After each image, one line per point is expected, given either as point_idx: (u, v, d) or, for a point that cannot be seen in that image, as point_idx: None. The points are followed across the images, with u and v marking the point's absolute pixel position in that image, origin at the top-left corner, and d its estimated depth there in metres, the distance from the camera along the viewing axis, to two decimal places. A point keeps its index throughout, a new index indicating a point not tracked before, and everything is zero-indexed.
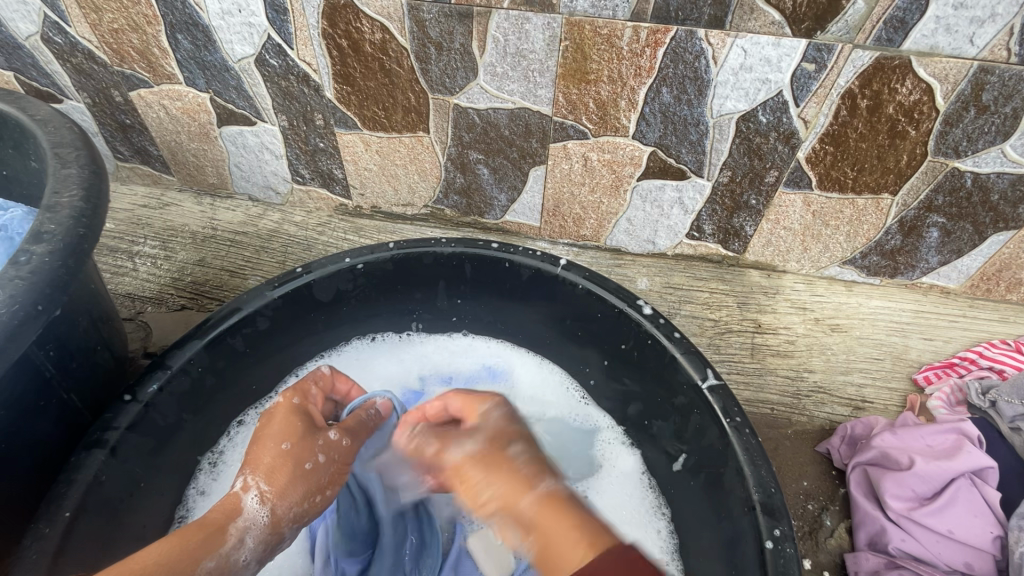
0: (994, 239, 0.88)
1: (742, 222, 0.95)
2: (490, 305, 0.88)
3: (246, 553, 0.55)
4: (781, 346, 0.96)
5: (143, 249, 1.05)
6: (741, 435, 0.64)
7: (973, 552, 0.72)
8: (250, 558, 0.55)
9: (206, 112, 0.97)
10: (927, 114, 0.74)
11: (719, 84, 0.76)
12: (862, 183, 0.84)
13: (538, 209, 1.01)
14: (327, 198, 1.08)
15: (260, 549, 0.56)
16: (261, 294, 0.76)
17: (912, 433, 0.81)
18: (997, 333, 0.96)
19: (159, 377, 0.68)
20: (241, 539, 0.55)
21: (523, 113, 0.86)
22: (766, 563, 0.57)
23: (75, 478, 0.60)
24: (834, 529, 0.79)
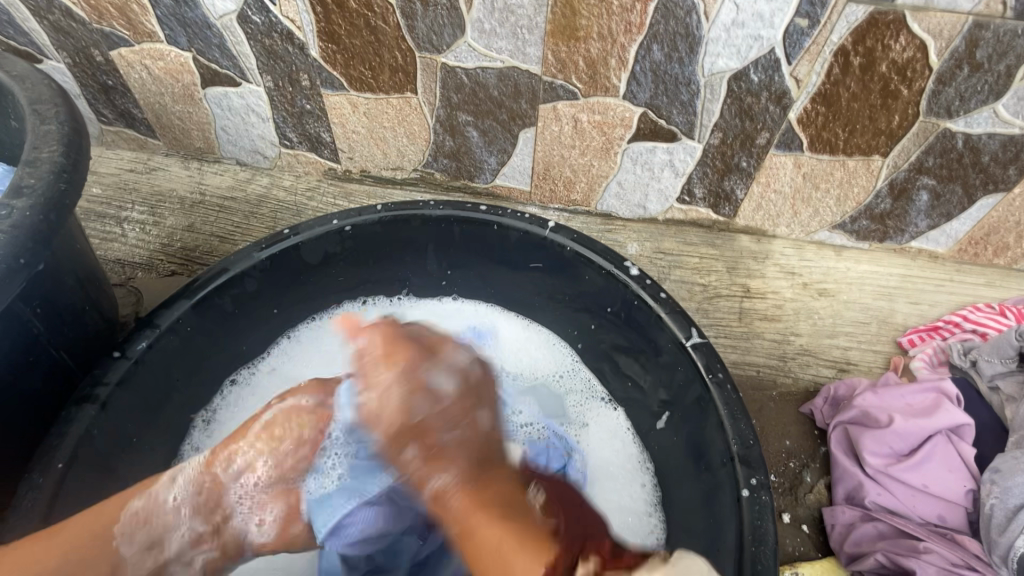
0: (983, 202, 0.88)
1: (733, 186, 0.94)
2: (479, 269, 0.89)
3: (175, 493, 0.63)
4: (768, 310, 0.97)
5: (131, 215, 1.05)
6: (722, 390, 0.66)
7: (947, 505, 0.75)
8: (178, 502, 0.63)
9: (189, 72, 0.95)
10: (920, 72, 0.73)
11: (710, 41, 0.75)
12: (853, 145, 0.84)
13: (529, 173, 1.00)
14: (316, 162, 1.07)
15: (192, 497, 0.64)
16: (248, 256, 0.76)
17: (893, 392, 0.82)
18: (981, 297, 0.97)
19: (148, 335, 0.69)
20: (171, 481, 0.64)
21: (512, 72, 0.84)
22: (743, 511, 0.60)
23: (67, 431, 0.62)
24: (813, 485, 0.82)
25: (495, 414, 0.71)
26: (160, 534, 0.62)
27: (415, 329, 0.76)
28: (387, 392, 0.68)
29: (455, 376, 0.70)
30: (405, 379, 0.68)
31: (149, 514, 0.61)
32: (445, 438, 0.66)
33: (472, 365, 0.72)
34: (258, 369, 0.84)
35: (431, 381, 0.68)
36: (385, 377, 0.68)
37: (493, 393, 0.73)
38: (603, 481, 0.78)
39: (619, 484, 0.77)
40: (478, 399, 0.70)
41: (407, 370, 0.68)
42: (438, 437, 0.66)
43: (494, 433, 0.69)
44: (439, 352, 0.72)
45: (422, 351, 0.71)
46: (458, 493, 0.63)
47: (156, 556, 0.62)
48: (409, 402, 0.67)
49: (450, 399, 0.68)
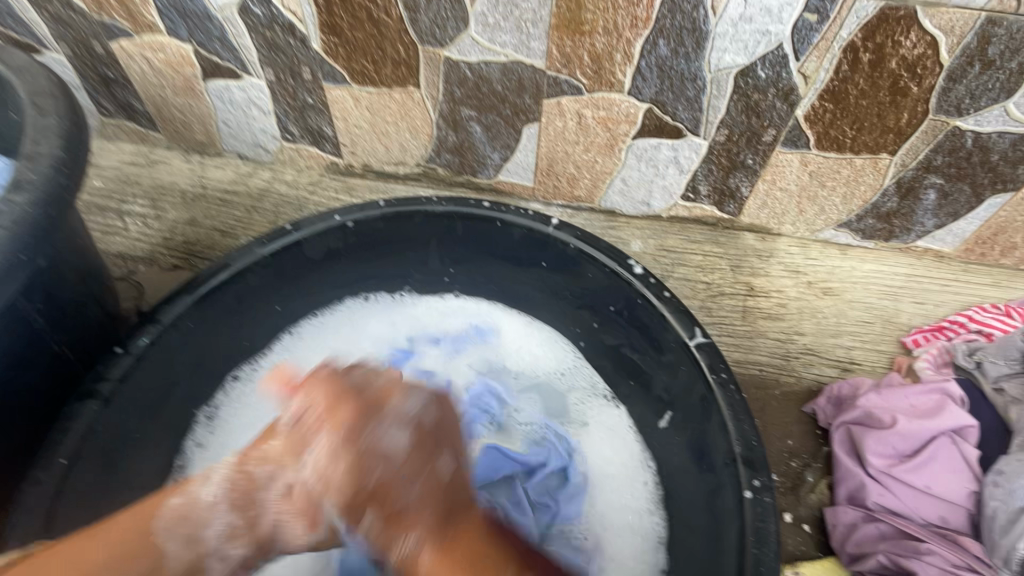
0: (991, 201, 0.87)
1: (738, 183, 0.93)
2: (481, 266, 0.88)
3: (210, 490, 0.58)
4: (772, 309, 0.96)
5: (132, 208, 1.05)
6: (726, 390, 0.65)
7: (949, 507, 0.75)
8: (216, 498, 0.58)
9: (190, 65, 0.94)
10: (930, 69, 0.72)
11: (718, 36, 0.74)
12: (860, 143, 0.83)
13: (532, 168, 0.99)
14: (318, 156, 1.06)
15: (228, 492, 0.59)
16: (250, 251, 0.75)
17: (897, 392, 0.82)
18: (987, 297, 0.96)
19: (150, 331, 0.68)
20: (206, 479, 0.59)
21: (516, 66, 0.83)
22: (746, 512, 0.59)
23: (69, 427, 0.62)
24: (815, 485, 0.82)
25: (458, 455, 0.62)
26: (199, 530, 0.57)
27: (358, 369, 0.63)
28: (331, 459, 0.57)
29: (406, 429, 0.59)
30: (348, 446, 0.57)
31: (188, 510, 0.57)
32: (406, 500, 0.57)
33: (425, 409, 0.61)
34: (259, 365, 0.84)
35: (382, 444, 0.58)
36: (327, 440, 0.57)
37: (454, 425, 0.63)
38: (604, 480, 0.78)
39: (621, 483, 0.77)
40: (438, 444, 0.60)
41: (350, 428, 0.57)
42: (399, 501, 0.57)
43: (460, 478, 0.60)
44: (385, 404, 0.59)
45: (363, 405, 0.58)
46: (429, 556, 0.56)
47: (194, 550, 0.57)
48: (354, 467, 0.56)
49: (404, 456, 0.58)
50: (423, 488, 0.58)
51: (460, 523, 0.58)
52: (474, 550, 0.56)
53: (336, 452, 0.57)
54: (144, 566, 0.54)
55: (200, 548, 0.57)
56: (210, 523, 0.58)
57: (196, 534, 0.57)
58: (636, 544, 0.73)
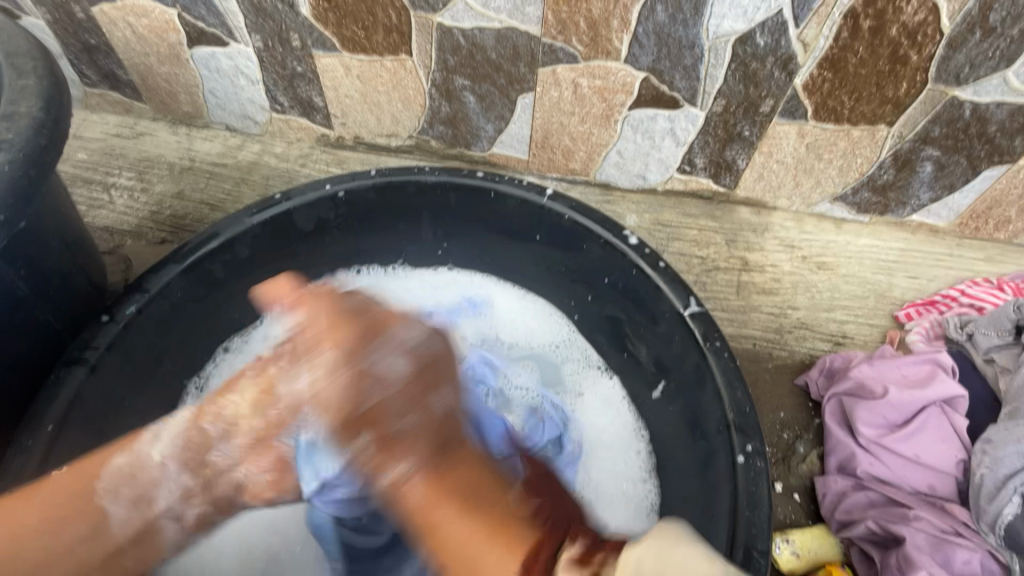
0: (987, 174, 0.87)
1: (734, 155, 0.92)
2: (474, 238, 0.87)
3: (162, 449, 0.58)
4: (766, 283, 0.96)
5: (119, 181, 1.02)
6: (719, 358, 0.66)
7: (937, 475, 0.76)
8: (164, 457, 0.58)
9: (175, 31, 0.91)
10: (930, 37, 0.71)
11: (716, 1, 0.72)
12: (858, 113, 0.82)
13: (526, 141, 0.97)
14: (308, 128, 1.04)
15: (181, 452, 0.58)
16: (239, 221, 0.74)
17: (888, 363, 0.82)
18: (979, 271, 0.96)
19: (138, 300, 0.68)
20: (155, 437, 0.58)
21: (510, 33, 0.81)
22: (738, 477, 0.60)
23: (56, 395, 0.61)
24: (806, 456, 0.83)
25: (455, 395, 0.60)
26: (148, 490, 0.57)
27: (361, 298, 0.64)
28: (331, 375, 0.56)
29: (405, 356, 0.59)
30: (349, 364, 0.57)
31: (134, 470, 0.57)
32: (401, 425, 0.55)
33: (424, 340, 0.61)
34: (250, 337, 0.82)
35: (378, 367, 0.57)
36: (327, 358, 0.57)
37: (448, 365, 0.62)
38: (597, 450, 0.78)
39: (614, 453, 0.78)
40: (437, 378, 0.60)
41: (350, 349, 0.57)
42: (394, 425, 0.55)
43: (454, 415, 0.58)
44: (385, 330, 0.59)
45: (367, 327, 0.59)
46: (419, 485, 0.53)
47: (144, 512, 0.57)
48: (352, 385, 0.56)
49: (404, 381, 0.57)
50: (427, 418, 0.56)
51: (457, 455, 0.55)
52: (468, 481, 0.53)
53: (338, 365, 0.57)
54: (84, 526, 0.54)
55: (151, 509, 0.57)
56: (162, 482, 0.58)
57: (144, 493, 0.57)
58: (630, 511, 0.74)
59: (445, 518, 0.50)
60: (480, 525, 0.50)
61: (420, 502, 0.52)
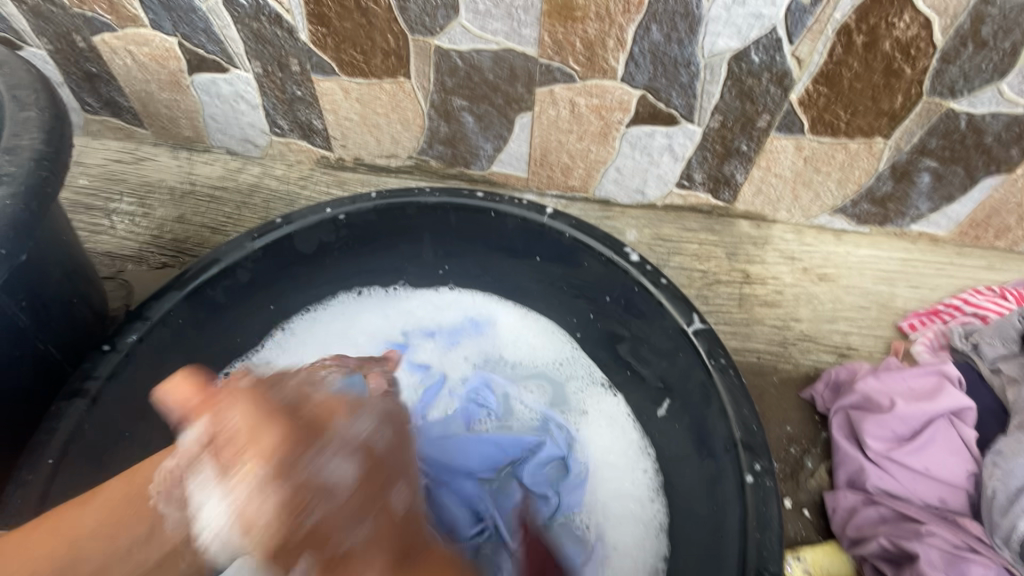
0: (985, 184, 0.87)
1: (733, 170, 0.92)
2: (476, 258, 0.87)
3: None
4: (769, 296, 0.96)
5: (120, 207, 1.03)
6: (725, 376, 0.65)
7: (948, 489, 0.75)
8: (179, 485, 0.49)
9: (175, 58, 0.92)
10: (924, 51, 0.72)
11: (711, 20, 0.73)
12: (855, 127, 0.82)
13: (525, 159, 0.98)
14: (308, 150, 1.05)
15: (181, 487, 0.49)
16: (241, 245, 0.74)
17: (894, 375, 0.82)
18: (981, 280, 0.96)
19: (139, 328, 0.68)
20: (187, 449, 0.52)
21: (507, 54, 0.82)
22: (747, 496, 0.59)
23: (57, 427, 0.61)
24: (814, 471, 0.82)
25: (411, 489, 0.51)
26: (189, 501, 0.50)
27: (291, 384, 0.53)
28: (260, 491, 0.45)
29: (356, 453, 0.49)
30: (287, 476, 0.45)
31: (180, 477, 0.49)
32: (352, 542, 0.45)
33: (378, 432, 0.52)
34: (252, 362, 0.83)
35: (326, 482, 0.46)
36: (258, 472, 0.45)
37: (320, 488, 0.46)
38: (604, 470, 0.77)
39: (621, 472, 0.77)
40: (388, 474, 0.50)
41: (280, 459, 0.46)
42: (343, 541, 0.45)
43: (415, 514, 0.50)
44: (327, 427, 0.49)
45: (305, 427, 0.49)
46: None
47: (181, 530, 0.48)
48: (285, 507, 0.45)
49: (347, 490, 0.47)
50: (370, 527, 0.46)
51: (416, 570, 0.45)
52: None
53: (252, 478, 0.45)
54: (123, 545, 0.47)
55: (175, 535, 0.48)
56: (171, 517, 0.48)
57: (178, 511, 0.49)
58: (637, 532, 0.73)
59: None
60: None
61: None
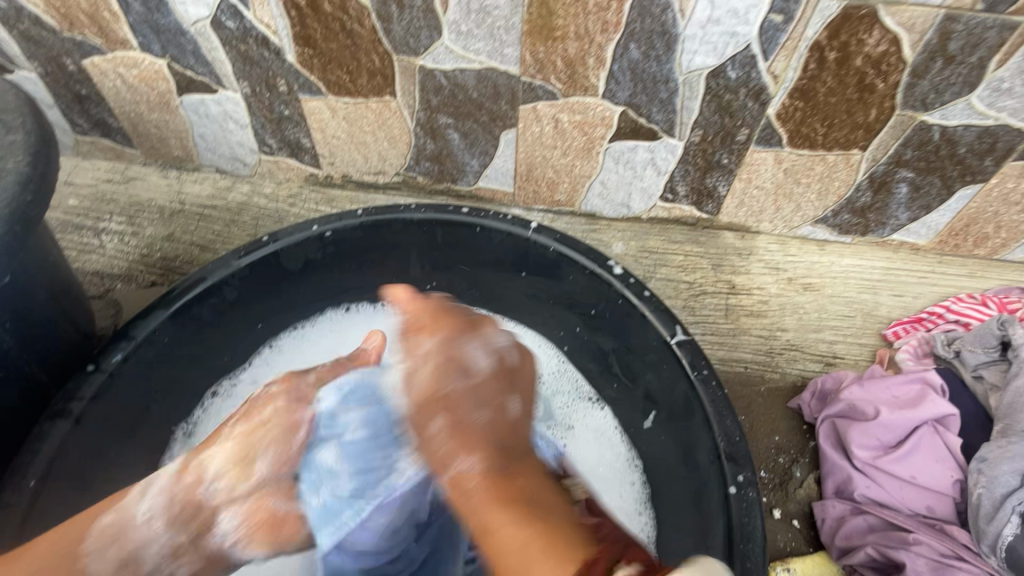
0: (961, 193, 0.89)
1: (715, 182, 0.94)
2: (463, 273, 0.88)
3: (147, 506, 0.61)
4: (754, 306, 0.97)
5: (109, 226, 1.03)
6: (708, 387, 0.65)
7: (935, 497, 0.75)
8: (152, 514, 0.61)
9: (165, 80, 0.94)
10: (894, 66, 0.74)
11: (687, 38, 0.75)
12: (831, 139, 0.84)
13: (511, 174, 0.99)
14: (297, 168, 1.06)
15: (165, 508, 0.62)
16: (227, 263, 0.75)
17: (879, 384, 0.82)
18: (962, 288, 0.98)
19: (124, 347, 0.68)
20: (140, 495, 0.62)
21: (491, 73, 0.84)
22: (731, 508, 0.59)
23: (39, 449, 0.60)
24: (803, 480, 0.82)
25: (523, 404, 0.64)
26: (135, 550, 0.60)
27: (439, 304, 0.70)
28: (434, 420, 0.61)
29: (492, 354, 0.65)
30: (445, 351, 0.64)
31: (120, 528, 0.60)
32: (475, 418, 0.61)
33: (512, 347, 0.67)
34: (239, 380, 0.82)
35: (463, 380, 0.63)
36: (427, 345, 0.65)
37: (487, 370, 0.64)
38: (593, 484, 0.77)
39: (610, 486, 0.77)
40: (512, 386, 0.64)
41: (447, 348, 0.65)
42: (456, 467, 0.58)
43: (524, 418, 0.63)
44: (479, 328, 0.67)
45: (460, 326, 0.66)
46: (477, 481, 0.57)
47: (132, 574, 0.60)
48: (456, 428, 0.60)
49: (484, 376, 0.63)
50: (485, 425, 0.61)
51: (516, 452, 0.60)
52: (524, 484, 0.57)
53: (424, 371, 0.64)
54: None
55: (140, 568, 0.60)
56: (153, 539, 0.61)
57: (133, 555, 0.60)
58: None
59: (512, 545, 0.51)
60: (535, 536, 0.51)
61: (475, 499, 0.56)
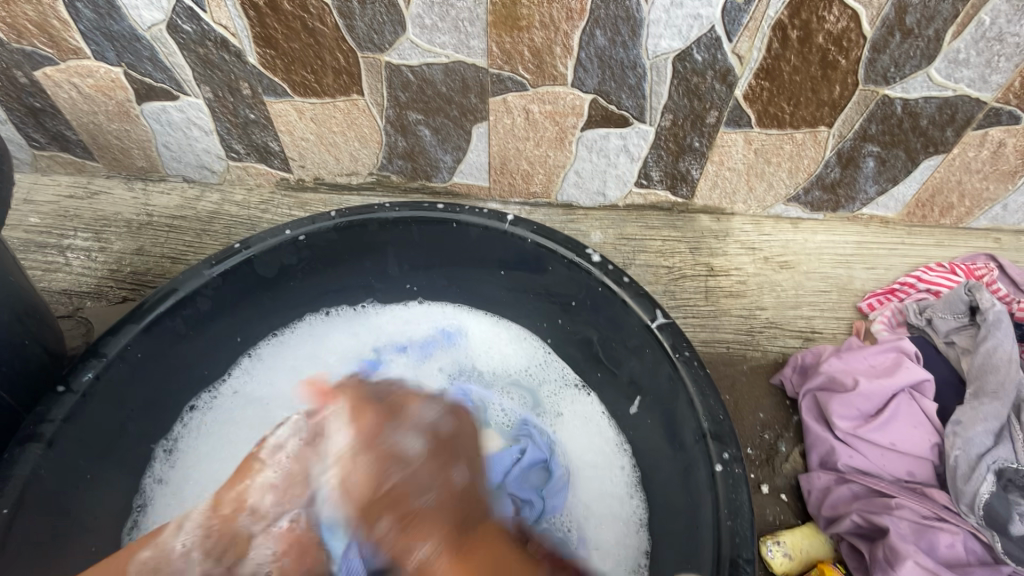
0: (926, 164, 0.90)
1: (688, 166, 0.95)
2: (442, 270, 0.87)
3: (183, 540, 0.60)
4: (733, 287, 0.98)
5: (75, 243, 1.00)
6: (690, 368, 0.66)
7: (915, 461, 0.77)
8: (187, 547, 0.59)
9: (122, 88, 0.91)
10: (855, 42, 0.75)
11: (652, 23, 0.75)
12: (799, 118, 0.85)
13: (485, 168, 0.99)
14: (267, 173, 1.04)
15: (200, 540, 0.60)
16: (199, 273, 0.73)
17: (856, 355, 0.85)
18: (931, 257, 1.00)
19: (94, 366, 0.66)
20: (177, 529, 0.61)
21: (458, 67, 0.83)
22: (718, 485, 0.60)
23: (11, 474, 0.58)
24: (789, 454, 0.83)
25: (471, 471, 0.65)
26: None
27: (381, 386, 0.75)
28: (358, 458, 0.64)
29: (423, 435, 0.66)
30: (376, 445, 0.64)
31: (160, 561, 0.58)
32: (421, 503, 0.59)
33: (441, 420, 0.68)
34: (219, 392, 0.82)
35: (408, 449, 0.64)
36: (354, 440, 0.65)
37: (447, 439, 0.67)
38: (583, 469, 0.78)
39: (600, 470, 0.77)
40: (451, 455, 0.65)
41: (371, 432, 0.65)
42: (415, 502, 0.60)
43: (472, 486, 0.64)
44: (404, 412, 0.68)
45: (387, 411, 0.68)
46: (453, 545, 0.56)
47: None
48: (377, 466, 0.63)
49: (422, 458, 0.63)
50: (454, 478, 0.63)
51: (468, 505, 0.61)
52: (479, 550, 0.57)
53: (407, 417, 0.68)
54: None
55: None
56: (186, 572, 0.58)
57: None
58: (620, 529, 0.73)
59: None
60: None
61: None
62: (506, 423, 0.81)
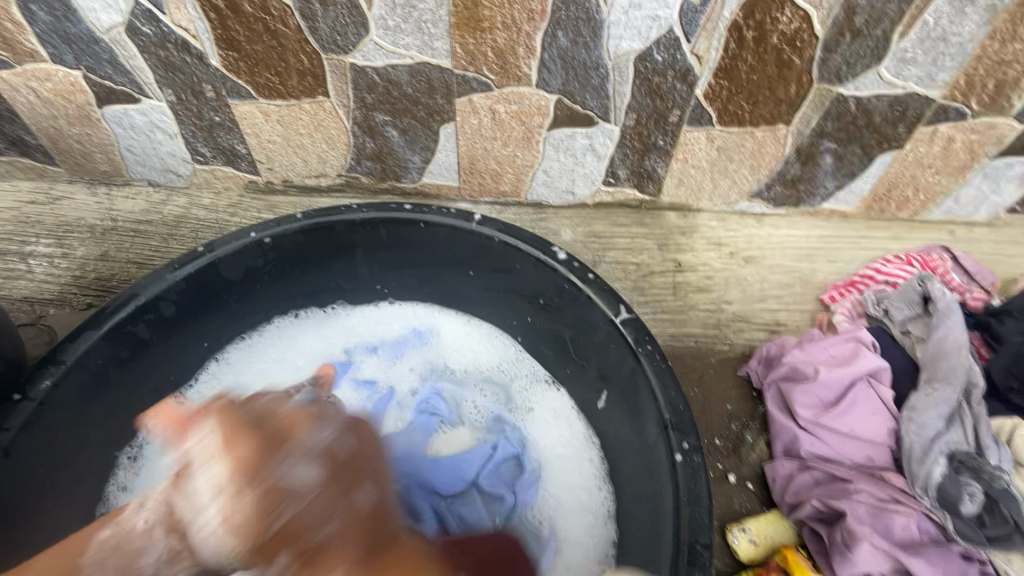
0: (881, 160, 0.94)
1: (653, 164, 0.96)
2: (411, 271, 0.88)
3: (144, 518, 0.56)
4: (700, 282, 1.00)
5: (36, 249, 0.98)
6: (652, 361, 0.67)
7: (873, 447, 0.80)
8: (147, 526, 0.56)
9: (82, 92, 0.89)
10: (808, 42, 0.77)
11: (611, 24, 0.76)
12: (758, 116, 0.87)
13: (455, 169, 0.99)
14: (234, 176, 1.03)
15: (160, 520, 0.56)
16: (161, 278, 0.72)
17: (817, 345, 0.87)
18: (889, 250, 1.03)
19: (52, 373, 0.65)
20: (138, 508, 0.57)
21: (423, 68, 0.83)
22: (679, 475, 0.61)
23: None
24: (755, 444, 0.85)
25: (378, 489, 0.57)
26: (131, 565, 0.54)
27: (264, 404, 0.61)
28: (238, 496, 0.51)
29: (317, 460, 0.55)
30: (254, 486, 0.51)
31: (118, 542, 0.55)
32: (321, 536, 0.50)
33: (336, 438, 0.59)
34: (186, 397, 0.81)
35: (292, 484, 0.52)
36: (230, 473, 0.52)
37: (351, 452, 0.59)
38: (553, 463, 0.79)
39: (569, 464, 0.79)
40: (356, 475, 0.57)
41: (248, 468, 0.52)
42: (315, 536, 0.50)
43: (382, 509, 0.55)
44: (289, 437, 0.56)
45: (270, 439, 0.55)
46: None
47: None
48: (258, 509, 0.50)
49: (318, 488, 0.53)
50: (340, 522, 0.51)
51: (366, 543, 0.51)
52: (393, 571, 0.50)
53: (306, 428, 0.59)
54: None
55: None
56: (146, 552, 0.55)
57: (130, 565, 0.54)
58: (588, 521, 0.75)
59: None
60: None
61: None
62: (478, 419, 0.83)
